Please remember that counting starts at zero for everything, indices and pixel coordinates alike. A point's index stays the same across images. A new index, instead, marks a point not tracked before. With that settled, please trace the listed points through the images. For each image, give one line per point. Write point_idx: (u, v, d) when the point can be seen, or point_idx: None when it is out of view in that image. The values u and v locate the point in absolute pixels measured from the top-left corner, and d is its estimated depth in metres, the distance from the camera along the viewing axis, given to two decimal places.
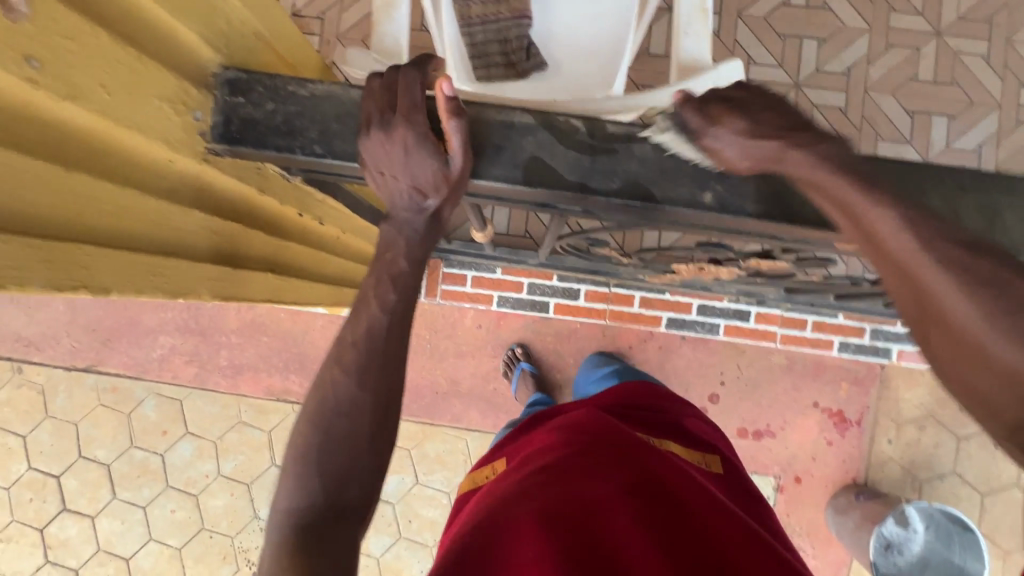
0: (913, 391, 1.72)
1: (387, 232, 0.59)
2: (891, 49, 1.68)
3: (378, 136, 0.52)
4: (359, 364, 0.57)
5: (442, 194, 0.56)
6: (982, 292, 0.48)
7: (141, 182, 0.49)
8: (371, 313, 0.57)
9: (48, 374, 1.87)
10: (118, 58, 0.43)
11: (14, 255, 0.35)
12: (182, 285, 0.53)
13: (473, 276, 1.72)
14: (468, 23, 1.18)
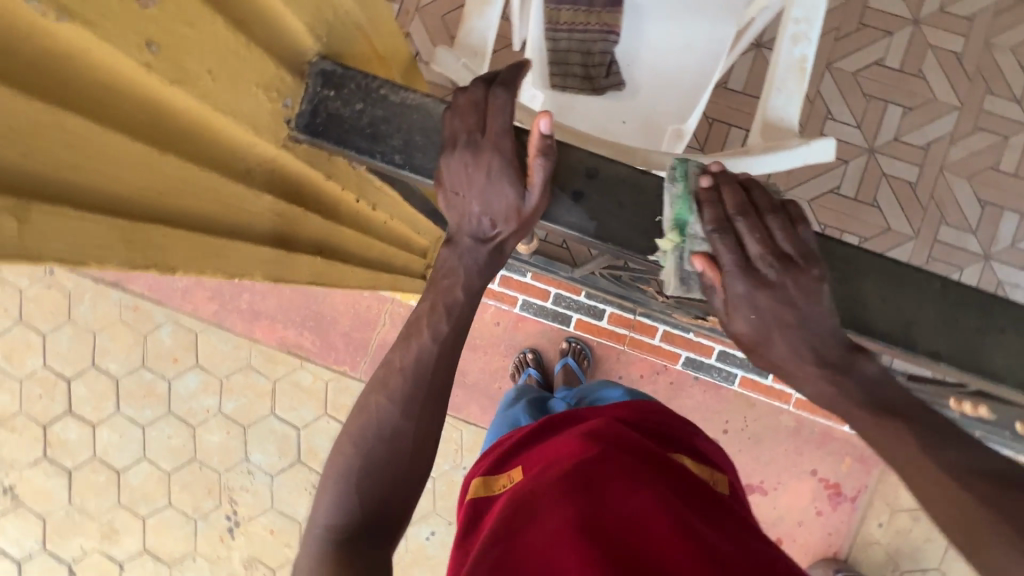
0: None
1: (446, 257, 0.58)
2: (977, 132, 1.61)
3: (461, 156, 0.51)
4: (403, 392, 0.59)
5: (512, 227, 0.54)
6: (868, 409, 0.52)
7: (223, 163, 0.49)
8: (421, 341, 0.58)
9: (76, 280, 1.92)
10: (227, 45, 0.44)
11: (100, 233, 0.36)
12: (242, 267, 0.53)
13: (502, 275, 1.71)
14: (555, 28, 1.15)
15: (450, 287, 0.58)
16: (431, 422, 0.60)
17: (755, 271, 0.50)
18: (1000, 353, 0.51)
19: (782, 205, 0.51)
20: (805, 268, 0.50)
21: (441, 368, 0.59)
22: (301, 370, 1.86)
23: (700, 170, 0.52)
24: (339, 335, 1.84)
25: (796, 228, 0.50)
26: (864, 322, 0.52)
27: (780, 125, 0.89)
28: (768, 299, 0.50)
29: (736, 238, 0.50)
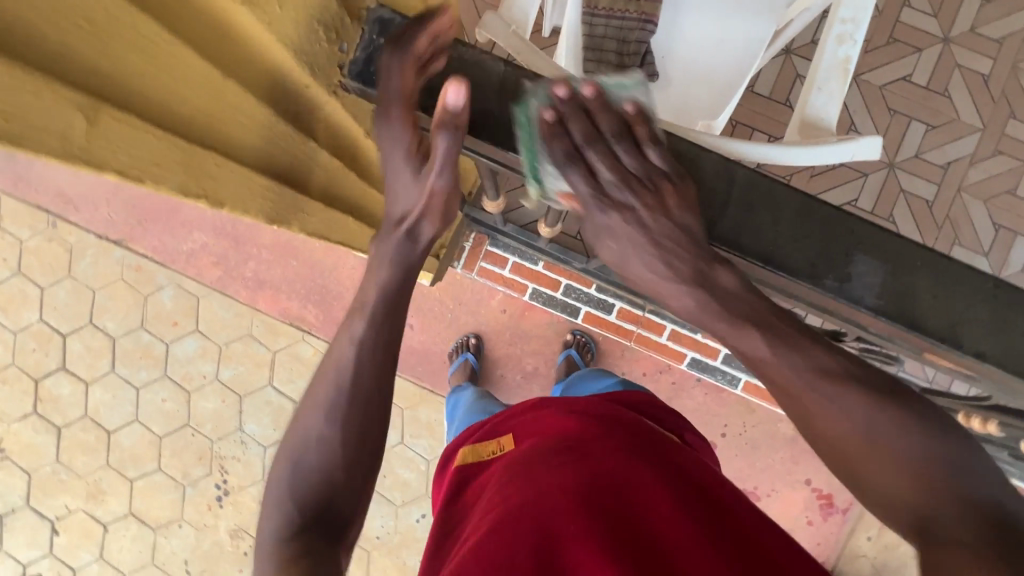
0: None
1: (375, 249, 0.67)
2: (998, 156, 1.61)
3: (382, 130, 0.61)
4: (333, 399, 0.63)
5: (420, 207, 0.65)
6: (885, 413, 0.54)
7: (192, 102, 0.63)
8: (342, 345, 0.64)
9: (79, 236, 1.89)
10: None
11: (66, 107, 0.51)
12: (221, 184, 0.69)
13: (513, 263, 1.69)
14: (593, 12, 1.14)
15: (378, 286, 0.66)
16: (362, 422, 0.63)
17: (612, 199, 0.59)
18: None
19: (622, 128, 0.58)
20: (651, 189, 0.58)
21: (370, 371, 0.64)
22: (302, 343, 1.84)
23: (544, 100, 0.58)
24: (342, 311, 1.82)
25: (643, 150, 0.59)
26: (917, 321, 0.55)
27: (818, 124, 0.89)
28: (621, 223, 0.59)
29: (589, 166, 0.58)
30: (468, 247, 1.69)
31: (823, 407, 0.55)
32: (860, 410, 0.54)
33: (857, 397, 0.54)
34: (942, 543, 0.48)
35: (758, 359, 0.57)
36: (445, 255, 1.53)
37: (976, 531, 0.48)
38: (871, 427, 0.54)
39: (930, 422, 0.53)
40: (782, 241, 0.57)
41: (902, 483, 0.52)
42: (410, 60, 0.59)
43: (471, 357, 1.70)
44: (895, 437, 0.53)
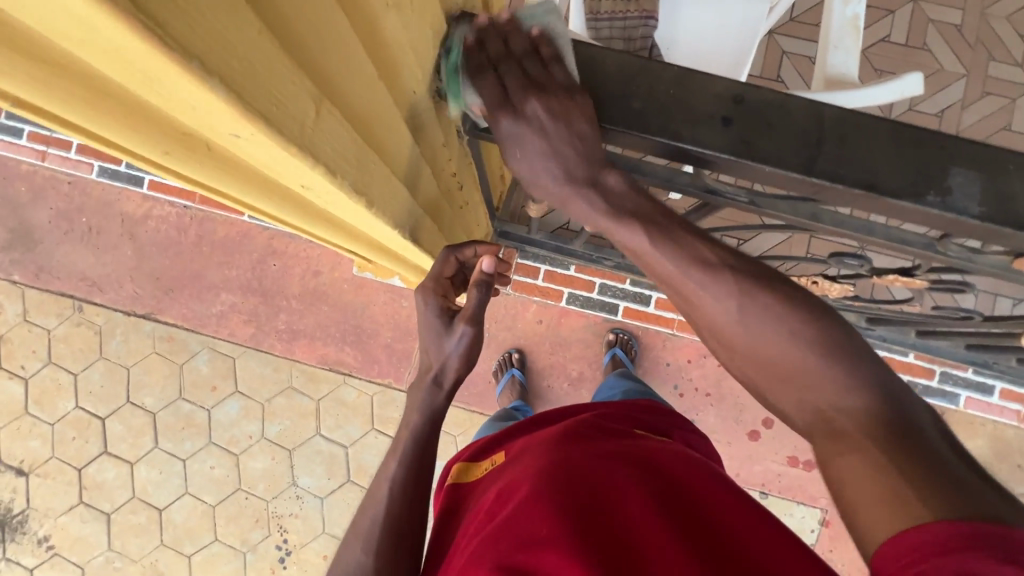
0: (972, 441, 1.68)
1: (411, 399, 0.78)
2: (987, 97, 1.68)
3: (430, 308, 0.80)
4: (369, 531, 0.68)
5: (440, 356, 0.77)
6: (800, 331, 0.56)
7: (371, 112, 0.45)
8: (379, 482, 0.72)
9: (107, 316, 1.89)
10: None
11: (288, 92, 0.32)
12: (389, 206, 0.53)
13: (546, 271, 1.75)
14: (596, 17, 1.20)
15: (412, 437, 0.74)
16: (393, 554, 0.66)
17: (517, 108, 0.56)
18: None
19: (534, 51, 0.57)
20: (560, 96, 0.54)
21: (402, 506, 0.69)
22: (344, 386, 1.83)
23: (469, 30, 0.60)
24: (381, 348, 1.82)
25: (550, 64, 0.55)
26: (1018, 220, 0.52)
27: (841, 80, 0.94)
28: (528, 131, 0.56)
29: (496, 80, 0.57)
30: None
31: (720, 315, 0.58)
32: (752, 314, 0.57)
33: (746, 298, 0.57)
34: (848, 444, 0.51)
35: (731, 334, 0.58)
36: None
37: (874, 428, 0.51)
38: (768, 332, 0.56)
39: (830, 329, 0.56)
40: (880, 165, 0.53)
41: (816, 391, 0.54)
42: (453, 254, 0.78)
43: (517, 372, 1.70)
44: (792, 340, 0.56)
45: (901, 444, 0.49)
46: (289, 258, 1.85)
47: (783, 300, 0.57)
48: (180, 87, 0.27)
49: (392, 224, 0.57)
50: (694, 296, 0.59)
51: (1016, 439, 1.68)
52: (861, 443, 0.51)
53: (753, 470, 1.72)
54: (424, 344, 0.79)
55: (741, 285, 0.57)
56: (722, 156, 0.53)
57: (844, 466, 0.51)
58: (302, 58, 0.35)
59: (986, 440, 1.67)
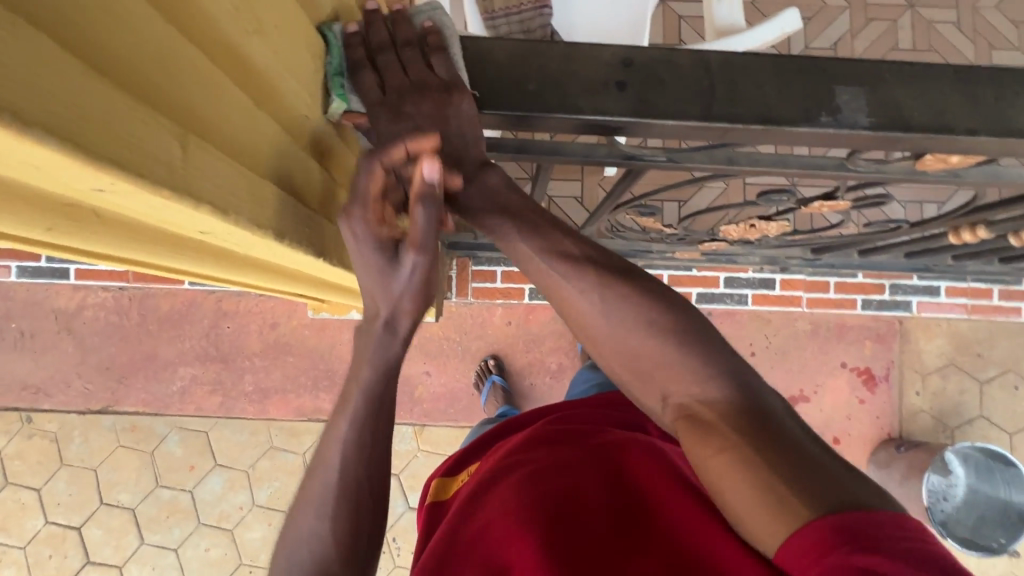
0: (932, 342, 1.78)
1: (353, 350, 0.61)
2: (871, 23, 1.79)
3: (351, 231, 0.55)
4: (321, 494, 0.59)
5: (387, 305, 0.58)
6: (652, 326, 0.57)
7: (258, 150, 0.44)
8: (328, 444, 0.60)
9: (60, 420, 1.78)
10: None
11: (158, 143, 0.31)
12: (303, 241, 0.52)
13: (502, 272, 1.75)
14: (492, 15, 1.19)
15: (363, 395, 0.60)
16: (356, 517, 0.59)
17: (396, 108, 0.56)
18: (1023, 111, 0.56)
19: (422, 39, 0.58)
20: (433, 92, 0.55)
21: (360, 470, 0.60)
22: None
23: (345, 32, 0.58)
24: None
25: (434, 59, 0.57)
26: (905, 122, 0.55)
27: (732, 30, 0.98)
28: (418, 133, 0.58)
29: (377, 70, 0.56)
30: (457, 275, 1.75)
31: (586, 310, 0.58)
32: (610, 305, 0.58)
33: (607, 291, 0.58)
34: (718, 442, 0.50)
35: (592, 328, 0.59)
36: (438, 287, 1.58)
37: (733, 417, 0.51)
38: (629, 322, 0.57)
39: (687, 326, 0.57)
40: (771, 97, 0.55)
41: (668, 378, 0.55)
42: (377, 162, 0.53)
43: (499, 378, 1.69)
44: (641, 332, 0.57)
45: (756, 435, 0.49)
46: (243, 317, 1.80)
47: (639, 299, 0.58)
48: (11, 147, 0.24)
49: (314, 248, 0.56)
50: (562, 291, 0.59)
51: (970, 331, 1.78)
52: (726, 436, 0.50)
53: None
54: (364, 287, 0.58)
55: (595, 280, 0.58)
56: (621, 120, 0.55)
57: (711, 464, 0.50)
58: (173, 105, 0.34)
59: (944, 338, 1.77)
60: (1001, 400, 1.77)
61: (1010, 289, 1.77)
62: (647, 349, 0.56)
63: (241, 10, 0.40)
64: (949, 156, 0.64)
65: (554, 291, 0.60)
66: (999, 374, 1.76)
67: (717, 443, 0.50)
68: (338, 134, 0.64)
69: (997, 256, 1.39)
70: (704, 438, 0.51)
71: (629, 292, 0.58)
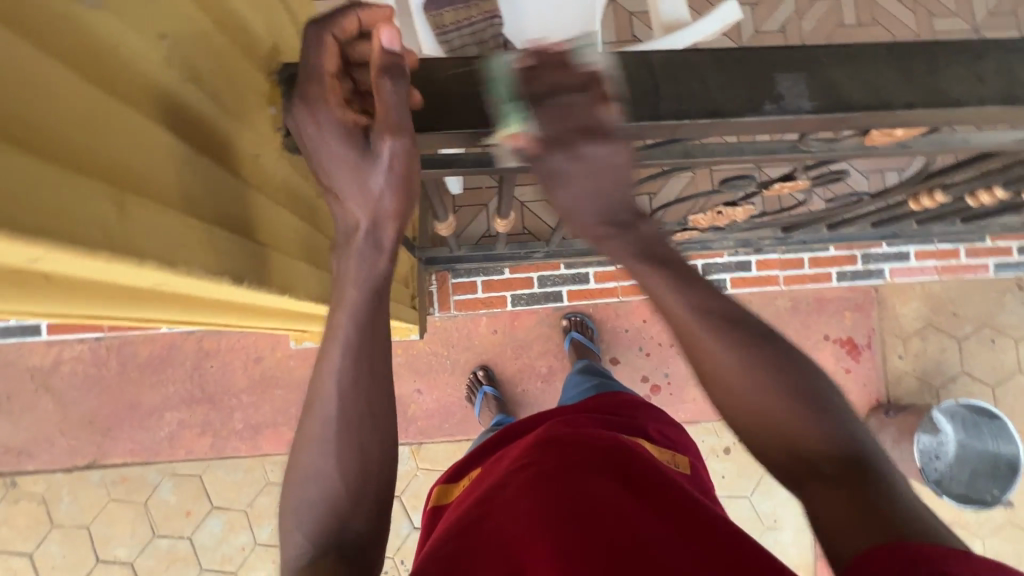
0: (908, 305, 1.82)
1: (335, 267, 0.61)
2: (815, 2, 1.83)
3: (305, 112, 0.52)
4: (322, 421, 0.61)
5: (365, 209, 0.57)
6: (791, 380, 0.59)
7: (206, 195, 0.44)
8: (323, 371, 0.61)
9: (46, 481, 1.73)
10: (219, 43, 0.47)
11: (91, 205, 0.31)
12: (265, 278, 0.52)
13: (483, 282, 1.75)
14: (444, 31, 1.21)
15: (352, 315, 0.60)
16: (358, 441, 0.61)
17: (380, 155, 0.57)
18: (954, 81, 0.58)
19: (580, 90, 0.56)
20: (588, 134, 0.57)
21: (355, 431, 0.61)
22: None
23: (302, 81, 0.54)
24: None
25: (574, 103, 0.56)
26: (845, 103, 0.57)
27: (676, 25, 1.00)
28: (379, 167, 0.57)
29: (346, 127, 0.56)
30: (438, 290, 1.74)
31: (721, 358, 0.60)
32: (746, 359, 0.60)
33: (741, 345, 0.60)
34: (827, 480, 0.53)
35: (732, 377, 0.60)
36: (419, 303, 1.58)
37: (842, 465, 0.54)
38: (765, 377, 0.59)
39: (817, 386, 0.59)
40: (713, 91, 0.56)
41: (790, 426, 0.57)
42: (327, 32, 0.54)
43: (490, 388, 1.68)
44: (766, 383, 0.59)
45: (863, 484, 0.52)
46: (225, 354, 1.77)
47: (767, 356, 0.60)
48: None
49: (276, 286, 0.55)
50: (695, 341, 0.61)
51: (943, 292, 1.83)
52: (833, 478, 0.53)
53: None
54: (340, 190, 0.55)
55: (728, 336, 0.61)
56: None
57: (816, 501, 0.53)
58: (107, 162, 0.34)
59: (919, 300, 1.82)
60: (980, 354, 1.82)
61: (976, 246, 1.82)
62: (787, 399, 0.58)
63: (171, 62, 0.41)
64: (893, 130, 0.66)
65: (683, 338, 0.62)
66: (974, 330, 1.81)
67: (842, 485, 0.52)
68: (293, 165, 0.63)
69: (958, 216, 1.43)
70: (828, 479, 0.54)
71: (760, 349, 0.60)
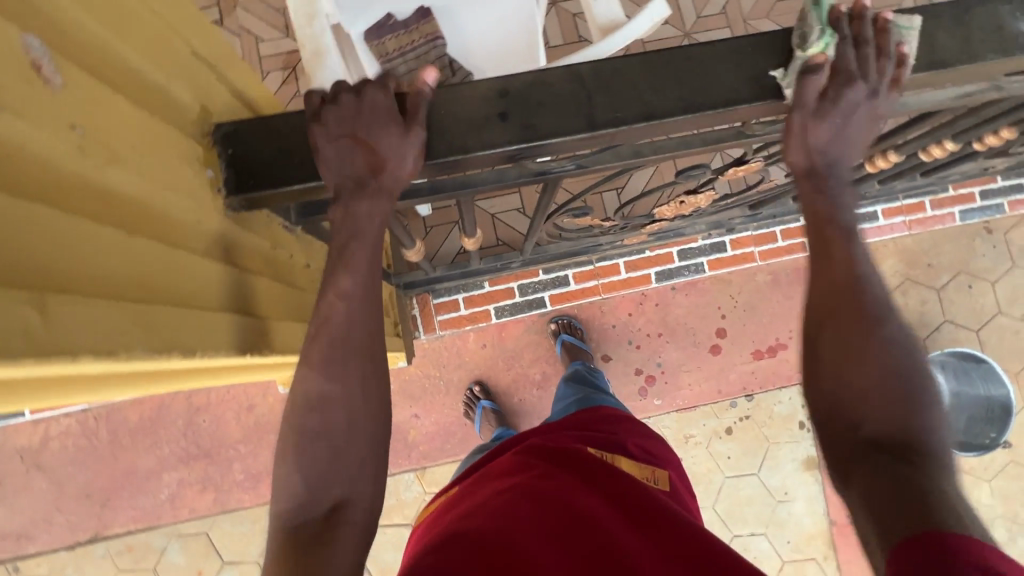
0: (884, 263, 1.85)
1: (340, 215, 0.60)
2: None
3: (353, 101, 0.57)
4: (325, 355, 0.59)
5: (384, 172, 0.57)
6: (914, 368, 0.60)
7: (142, 273, 0.44)
8: (329, 301, 0.60)
9: (50, 561, 1.69)
10: (134, 119, 0.47)
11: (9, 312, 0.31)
12: (220, 340, 0.51)
13: (464, 298, 1.75)
14: (388, 58, 1.23)
15: (366, 250, 0.61)
16: (363, 377, 0.60)
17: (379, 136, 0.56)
18: (876, 54, 0.59)
19: (534, 104, 0.56)
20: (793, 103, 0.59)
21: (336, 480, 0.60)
22: None
23: (228, 138, 0.56)
24: None
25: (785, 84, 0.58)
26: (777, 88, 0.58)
27: (614, 26, 1.02)
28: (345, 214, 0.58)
29: (282, 164, 0.56)
30: (421, 313, 1.74)
31: (870, 331, 0.61)
32: (878, 336, 0.61)
33: (880, 329, 0.61)
34: (913, 460, 0.55)
35: (869, 346, 0.61)
36: (403, 329, 1.57)
37: (916, 458, 0.55)
38: (886, 358, 0.60)
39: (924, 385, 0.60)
40: (647, 93, 0.57)
41: (903, 418, 0.58)
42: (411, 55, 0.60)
43: (488, 402, 1.68)
44: (886, 364, 0.60)
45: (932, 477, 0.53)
46: (215, 408, 1.74)
47: (896, 341, 0.61)
48: None
49: (236, 348, 0.54)
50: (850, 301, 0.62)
51: (916, 245, 1.86)
52: (889, 470, 0.54)
53: (729, 379, 1.80)
54: (374, 145, 0.56)
55: (869, 314, 0.61)
56: (516, 149, 0.56)
57: (866, 482, 0.55)
58: (27, 266, 0.33)
59: (894, 257, 1.85)
60: (960, 301, 1.85)
61: (940, 197, 1.86)
62: (917, 379, 0.60)
63: (87, 149, 0.41)
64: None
65: (830, 307, 0.63)
66: (951, 278, 1.84)
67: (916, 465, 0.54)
68: (241, 223, 0.62)
69: (918, 171, 1.45)
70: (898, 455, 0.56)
71: (896, 330, 0.61)
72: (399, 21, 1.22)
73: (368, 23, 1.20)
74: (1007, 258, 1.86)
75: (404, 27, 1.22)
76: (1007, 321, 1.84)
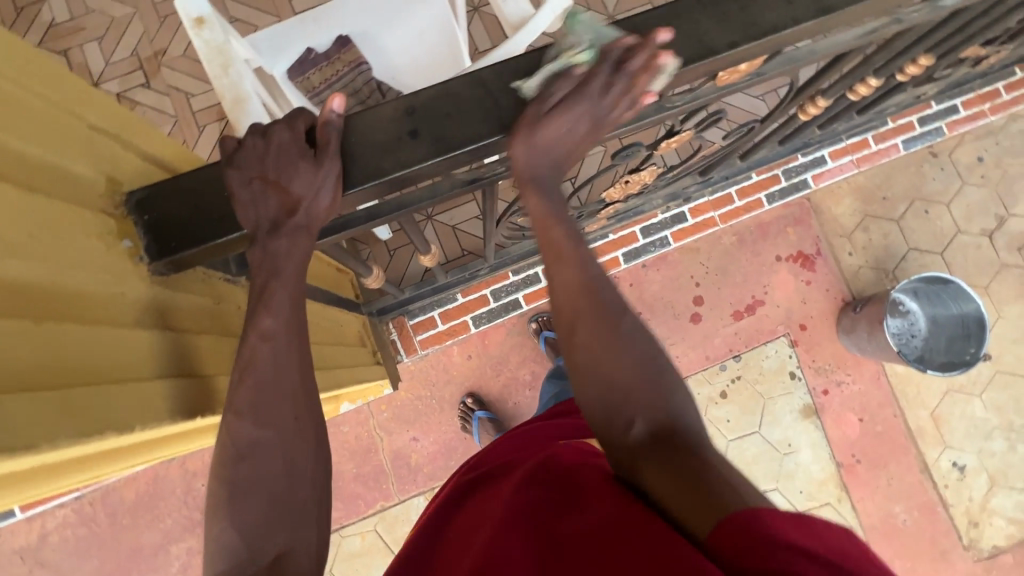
0: (841, 204, 1.89)
1: (258, 257, 0.59)
2: None
3: (260, 145, 0.58)
4: (250, 402, 0.60)
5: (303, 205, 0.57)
6: (640, 354, 0.63)
7: (57, 355, 0.44)
8: (251, 344, 0.61)
9: None
10: (25, 207, 0.47)
11: None
12: (156, 407, 0.51)
13: (440, 314, 1.74)
14: (315, 92, 1.22)
15: (285, 290, 0.61)
16: (296, 418, 0.62)
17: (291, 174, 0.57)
18: (767, 11, 0.60)
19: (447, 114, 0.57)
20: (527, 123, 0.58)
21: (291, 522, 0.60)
22: (345, 540, 1.70)
23: (143, 206, 0.57)
24: (352, 483, 1.72)
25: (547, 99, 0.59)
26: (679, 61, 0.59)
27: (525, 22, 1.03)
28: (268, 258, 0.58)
29: (202, 222, 0.57)
30: (399, 336, 1.73)
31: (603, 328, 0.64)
32: (620, 332, 0.64)
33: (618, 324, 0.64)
34: (654, 455, 0.57)
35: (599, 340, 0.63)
36: (383, 356, 1.56)
37: (676, 448, 0.57)
38: (622, 351, 0.63)
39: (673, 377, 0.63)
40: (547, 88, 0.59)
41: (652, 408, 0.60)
42: None
43: (482, 412, 1.67)
44: (630, 354, 0.63)
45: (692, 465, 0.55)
46: None
47: (627, 335, 0.64)
48: None
49: (177, 412, 0.54)
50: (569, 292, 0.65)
51: (868, 181, 1.90)
52: (660, 457, 0.56)
53: (714, 344, 1.82)
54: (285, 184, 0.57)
55: (597, 308, 0.65)
56: (431, 163, 0.56)
57: (646, 475, 0.56)
58: None
59: (849, 197, 1.88)
60: (920, 227, 1.89)
61: (882, 130, 1.90)
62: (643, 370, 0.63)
63: None
64: (737, 66, 0.69)
65: (566, 307, 0.65)
66: (907, 207, 1.88)
67: (644, 451, 0.58)
68: (173, 285, 0.62)
69: (853, 110, 1.48)
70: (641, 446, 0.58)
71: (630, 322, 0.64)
72: (317, 54, 1.22)
73: (290, 60, 1.23)
74: (956, 178, 1.91)
75: (324, 59, 1.22)
76: (968, 239, 1.89)
